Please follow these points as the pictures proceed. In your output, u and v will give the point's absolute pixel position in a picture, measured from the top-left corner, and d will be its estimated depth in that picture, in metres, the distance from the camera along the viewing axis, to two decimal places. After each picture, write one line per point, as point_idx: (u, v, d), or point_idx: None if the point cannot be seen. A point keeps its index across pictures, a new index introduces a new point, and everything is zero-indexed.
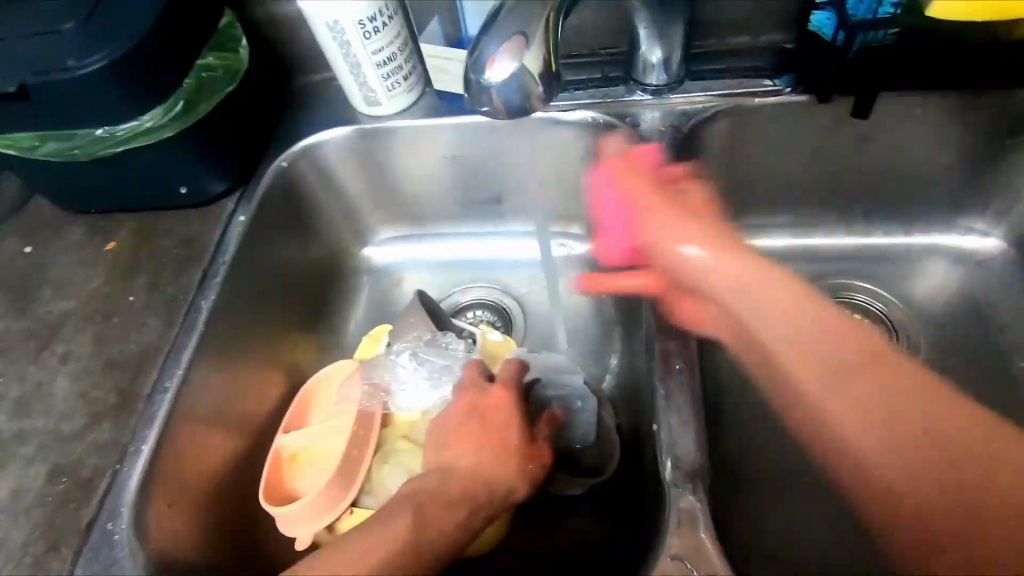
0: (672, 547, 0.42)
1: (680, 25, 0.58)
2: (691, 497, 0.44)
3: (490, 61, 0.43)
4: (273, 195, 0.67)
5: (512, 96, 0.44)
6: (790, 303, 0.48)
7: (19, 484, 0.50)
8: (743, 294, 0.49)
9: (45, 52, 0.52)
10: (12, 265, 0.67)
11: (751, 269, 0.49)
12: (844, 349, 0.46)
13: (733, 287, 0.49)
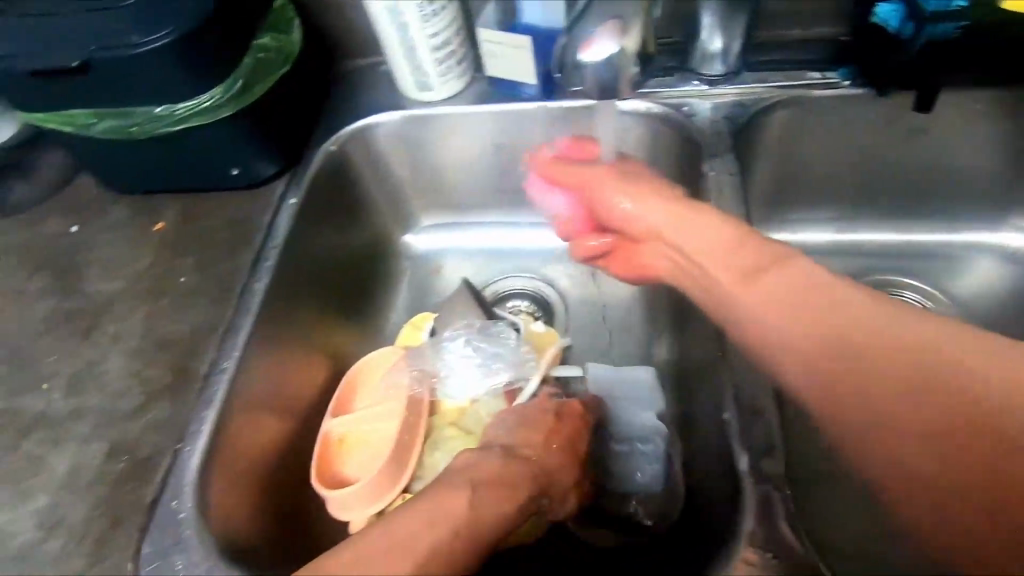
0: (753, 536, 0.41)
1: (745, 16, 0.58)
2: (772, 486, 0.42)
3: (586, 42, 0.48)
4: (321, 178, 0.67)
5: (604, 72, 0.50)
6: (813, 280, 0.45)
7: (78, 462, 0.50)
8: (741, 265, 0.47)
9: (110, 28, 0.52)
10: (57, 244, 0.66)
11: (720, 233, 0.49)
12: (849, 323, 0.44)
13: (681, 226, 0.50)
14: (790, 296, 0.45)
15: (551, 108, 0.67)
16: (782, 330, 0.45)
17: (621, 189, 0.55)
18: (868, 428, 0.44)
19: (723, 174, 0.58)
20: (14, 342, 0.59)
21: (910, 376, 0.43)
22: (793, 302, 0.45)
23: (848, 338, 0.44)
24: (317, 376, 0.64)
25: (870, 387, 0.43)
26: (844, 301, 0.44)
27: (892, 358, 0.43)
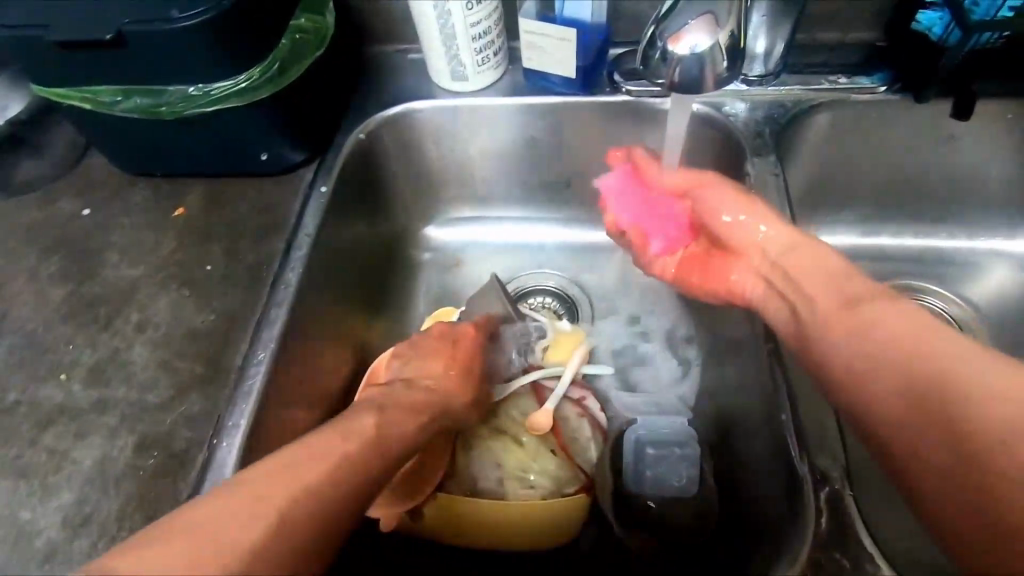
0: (818, 534, 0.42)
1: (789, 23, 0.60)
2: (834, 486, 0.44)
3: (676, 36, 0.44)
4: (351, 165, 0.65)
5: (693, 71, 0.45)
6: (915, 321, 0.42)
7: (105, 455, 0.48)
8: (841, 292, 0.47)
9: (147, 1, 0.49)
10: (69, 227, 0.63)
11: (825, 263, 0.49)
12: (934, 366, 0.40)
13: (788, 253, 0.51)
14: (884, 327, 0.43)
15: (587, 103, 0.66)
16: (866, 357, 0.43)
17: (730, 204, 0.54)
18: (919, 476, 0.40)
19: (766, 174, 0.58)
20: (27, 329, 0.56)
21: (980, 439, 0.37)
22: (887, 335, 0.42)
23: (926, 380, 0.40)
24: (344, 369, 0.63)
25: (932, 434, 0.39)
26: (932, 342, 0.40)
27: (968, 418, 0.38)
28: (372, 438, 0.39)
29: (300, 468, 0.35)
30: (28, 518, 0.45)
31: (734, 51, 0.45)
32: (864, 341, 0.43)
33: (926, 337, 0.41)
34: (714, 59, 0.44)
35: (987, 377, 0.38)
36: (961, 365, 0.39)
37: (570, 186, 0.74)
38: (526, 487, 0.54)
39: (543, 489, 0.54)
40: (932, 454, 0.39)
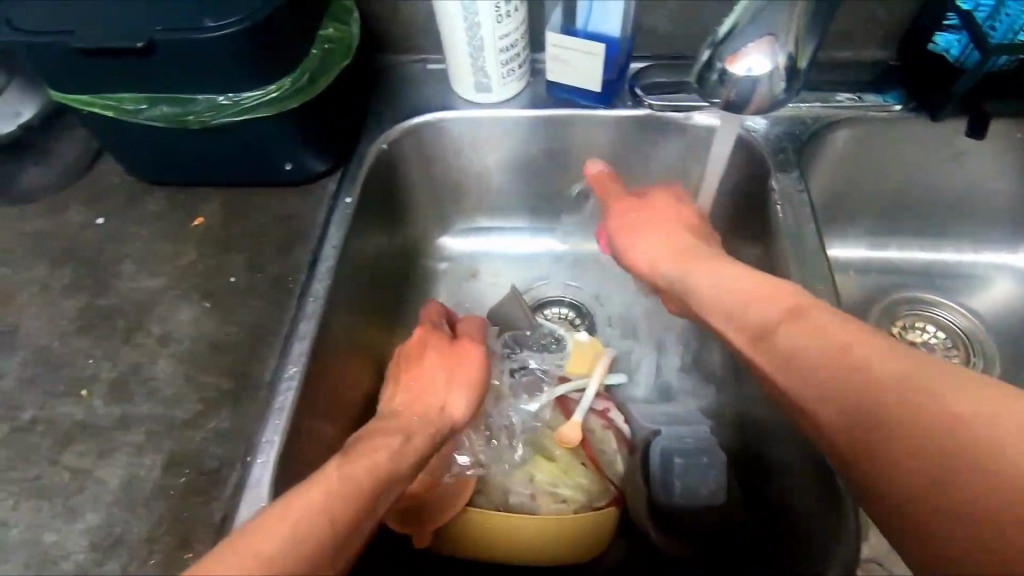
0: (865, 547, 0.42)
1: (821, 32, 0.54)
2: None
3: (733, 56, 0.48)
4: (373, 176, 0.65)
5: (749, 90, 0.48)
6: (843, 336, 0.38)
7: (132, 474, 0.46)
8: (750, 317, 0.43)
9: (180, 8, 0.49)
10: (80, 236, 0.61)
11: (723, 272, 0.47)
12: (865, 386, 0.35)
13: (679, 265, 0.51)
14: (803, 359, 0.39)
15: (610, 116, 0.66)
16: (806, 395, 0.38)
17: (666, 231, 0.54)
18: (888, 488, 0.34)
19: (791, 189, 0.59)
20: (41, 343, 0.54)
21: (938, 457, 0.31)
22: (809, 366, 0.38)
23: (861, 411, 0.35)
24: (366, 381, 0.62)
25: (888, 463, 0.33)
26: (870, 353, 0.36)
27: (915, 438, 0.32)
28: (349, 479, 0.39)
29: (279, 525, 0.34)
30: (53, 541, 0.44)
31: (789, 75, 0.49)
32: (795, 373, 0.39)
33: (852, 358, 0.36)
34: (770, 80, 0.47)
35: (956, 383, 0.33)
36: (887, 378, 0.35)
37: (589, 198, 0.74)
38: (559, 501, 0.54)
39: (576, 503, 0.54)
40: (896, 482, 0.33)
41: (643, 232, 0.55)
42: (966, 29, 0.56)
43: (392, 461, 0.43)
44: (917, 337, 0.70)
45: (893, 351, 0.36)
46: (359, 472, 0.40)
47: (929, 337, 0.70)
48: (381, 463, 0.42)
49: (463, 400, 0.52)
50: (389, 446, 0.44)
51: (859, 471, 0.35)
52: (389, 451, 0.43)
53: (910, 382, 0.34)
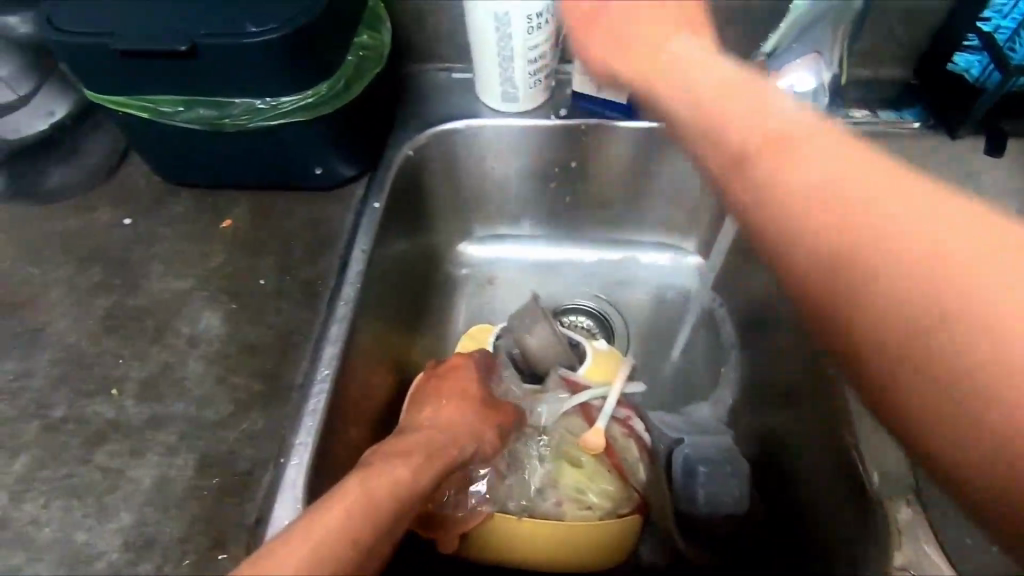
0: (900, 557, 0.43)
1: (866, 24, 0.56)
2: (906, 508, 0.44)
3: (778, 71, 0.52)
4: (400, 182, 0.65)
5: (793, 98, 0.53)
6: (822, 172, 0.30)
7: (165, 475, 0.46)
8: (730, 138, 0.34)
9: (223, 13, 0.49)
10: (107, 237, 0.61)
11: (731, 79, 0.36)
12: (850, 223, 0.29)
13: (666, 65, 0.38)
14: (784, 184, 0.31)
15: (634, 128, 0.67)
16: (777, 250, 0.31)
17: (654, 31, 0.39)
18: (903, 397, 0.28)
19: None
20: (70, 341, 0.54)
21: (929, 275, 0.27)
22: (775, 201, 0.31)
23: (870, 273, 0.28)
24: (390, 386, 0.62)
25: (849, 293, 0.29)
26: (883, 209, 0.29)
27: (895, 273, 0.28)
28: (367, 499, 0.39)
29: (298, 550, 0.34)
30: (86, 541, 0.44)
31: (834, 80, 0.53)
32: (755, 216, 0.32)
33: (844, 193, 0.30)
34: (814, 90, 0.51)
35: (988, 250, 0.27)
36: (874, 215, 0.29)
37: (610, 207, 0.74)
38: (584, 508, 0.54)
39: (600, 509, 0.54)
40: (879, 345, 0.28)
41: (611, 42, 0.41)
42: (986, 51, 0.58)
43: (410, 480, 0.43)
44: None
45: (901, 184, 0.29)
46: (376, 492, 0.40)
47: None
48: (400, 482, 0.42)
49: (487, 437, 0.54)
50: (410, 464, 0.44)
51: (826, 301, 0.29)
52: (407, 470, 0.44)
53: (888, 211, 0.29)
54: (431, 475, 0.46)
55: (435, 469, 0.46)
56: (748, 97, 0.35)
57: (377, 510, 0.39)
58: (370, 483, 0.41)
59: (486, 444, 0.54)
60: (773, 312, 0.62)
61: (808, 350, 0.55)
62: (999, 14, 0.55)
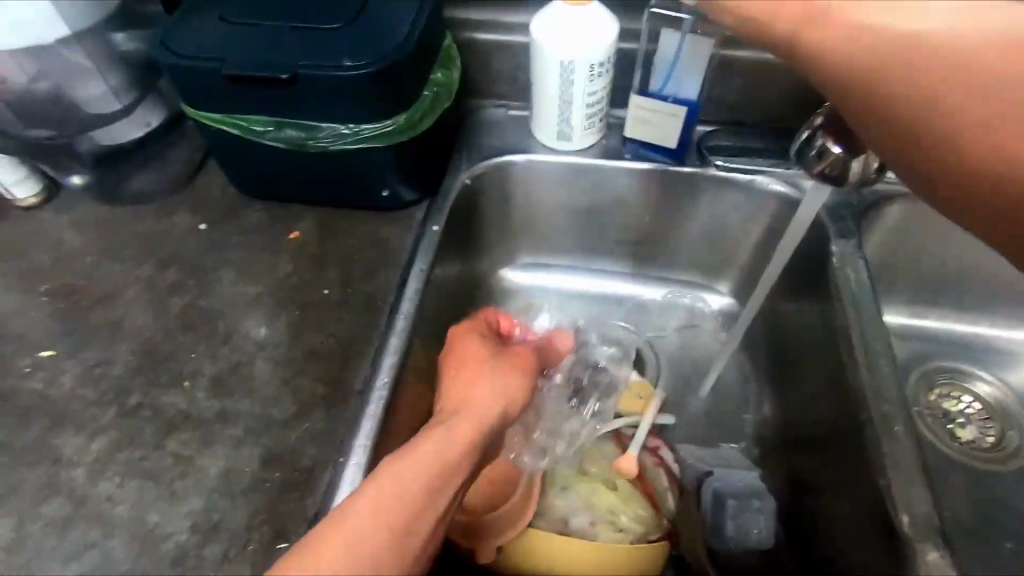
0: None
1: None
2: (933, 552, 0.46)
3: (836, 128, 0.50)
4: (456, 208, 0.70)
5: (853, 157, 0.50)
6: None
7: (232, 466, 0.49)
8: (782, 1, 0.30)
9: (321, 48, 0.55)
10: (184, 241, 0.66)
11: None
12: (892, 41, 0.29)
13: None
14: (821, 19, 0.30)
15: (677, 173, 0.71)
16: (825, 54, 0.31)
17: None
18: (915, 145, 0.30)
19: (849, 252, 0.63)
20: (148, 334, 0.58)
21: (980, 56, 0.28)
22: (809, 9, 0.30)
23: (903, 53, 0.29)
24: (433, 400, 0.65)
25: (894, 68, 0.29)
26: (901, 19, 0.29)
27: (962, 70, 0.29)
28: (398, 489, 0.41)
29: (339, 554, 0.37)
30: (157, 521, 0.47)
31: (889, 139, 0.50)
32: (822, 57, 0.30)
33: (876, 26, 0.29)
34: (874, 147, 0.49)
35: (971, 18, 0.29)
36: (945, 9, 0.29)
37: (647, 244, 0.78)
38: (615, 530, 0.56)
39: (631, 532, 0.56)
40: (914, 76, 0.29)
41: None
42: None
43: (446, 458, 0.44)
44: (954, 406, 0.75)
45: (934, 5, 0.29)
46: (408, 480, 0.41)
47: (964, 406, 0.75)
48: (436, 464, 0.43)
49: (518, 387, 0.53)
50: (444, 444, 0.45)
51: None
52: (438, 446, 0.44)
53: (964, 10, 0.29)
54: (466, 442, 0.46)
55: (474, 439, 0.46)
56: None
57: (414, 499, 0.41)
58: (399, 472, 0.41)
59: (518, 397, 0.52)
60: (807, 356, 0.64)
61: (839, 394, 0.58)
62: None
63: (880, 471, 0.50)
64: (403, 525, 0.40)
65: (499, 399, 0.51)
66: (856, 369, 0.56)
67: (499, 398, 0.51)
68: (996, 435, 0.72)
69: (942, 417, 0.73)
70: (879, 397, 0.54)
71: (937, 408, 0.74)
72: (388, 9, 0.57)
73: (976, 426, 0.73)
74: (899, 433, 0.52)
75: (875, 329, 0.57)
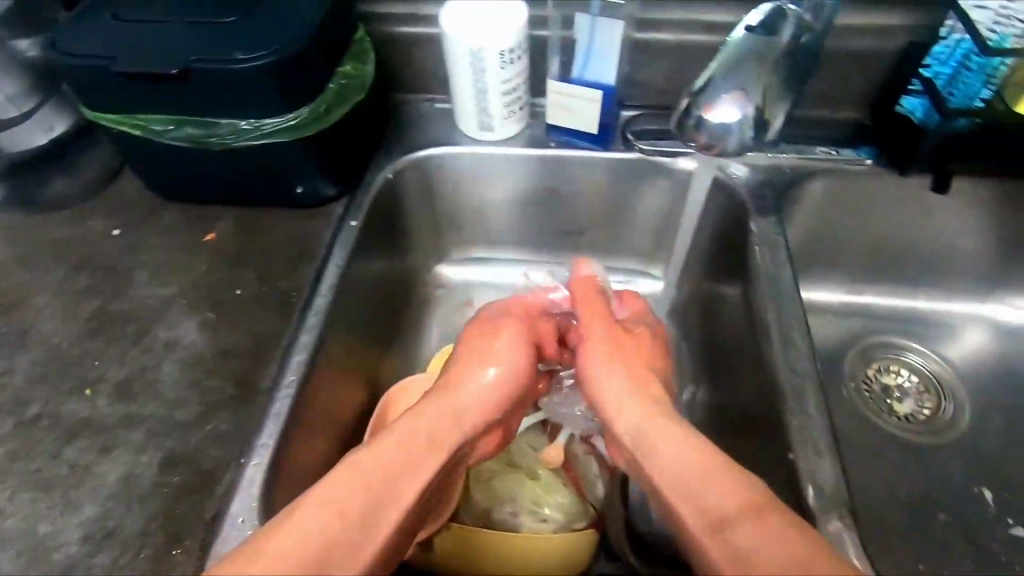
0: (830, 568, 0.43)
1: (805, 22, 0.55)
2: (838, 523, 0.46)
3: (710, 106, 0.55)
4: (379, 203, 0.68)
5: (726, 133, 0.55)
6: (674, 446, 0.45)
7: (130, 471, 0.48)
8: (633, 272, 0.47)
9: (213, 41, 0.53)
10: (98, 247, 0.64)
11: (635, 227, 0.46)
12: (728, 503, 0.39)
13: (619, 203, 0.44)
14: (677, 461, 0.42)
15: (603, 158, 0.71)
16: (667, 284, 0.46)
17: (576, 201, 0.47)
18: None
19: (769, 232, 0.62)
20: (52, 343, 0.56)
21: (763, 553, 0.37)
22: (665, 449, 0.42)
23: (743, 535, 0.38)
24: (359, 399, 0.63)
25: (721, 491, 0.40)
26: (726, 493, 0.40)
27: (719, 484, 0.41)
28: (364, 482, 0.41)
29: (300, 546, 0.37)
30: (48, 532, 0.45)
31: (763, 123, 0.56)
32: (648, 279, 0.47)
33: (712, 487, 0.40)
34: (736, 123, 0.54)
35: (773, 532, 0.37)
36: (663, 432, 0.46)
37: (580, 233, 0.78)
38: (539, 520, 0.55)
39: (555, 522, 0.55)
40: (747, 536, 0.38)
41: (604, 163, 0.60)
42: (927, 95, 0.61)
43: (408, 453, 0.44)
44: (892, 380, 0.73)
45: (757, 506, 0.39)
46: (370, 476, 0.42)
47: (903, 381, 0.73)
48: (400, 459, 0.44)
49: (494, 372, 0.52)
50: (409, 436, 0.46)
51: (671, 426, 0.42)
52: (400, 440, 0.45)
53: (657, 450, 0.45)
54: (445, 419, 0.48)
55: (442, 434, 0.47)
56: (644, 334, 0.57)
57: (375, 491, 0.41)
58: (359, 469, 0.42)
59: (494, 384, 0.52)
60: (737, 338, 0.63)
61: (760, 372, 0.57)
62: (937, 62, 0.61)
63: (790, 445, 0.50)
64: (355, 519, 0.40)
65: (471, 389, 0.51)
66: (773, 344, 0.55)
67: (466, 386, 0.51)
68: (932, 406, 0.71)
69: (879, 392, 0.72)
70: (793, 371, 0.53)
71: (874, 383, 0.73)
72: (286, 1, 0.56)
73: (912, 399, 0.72)
74: (811, 408, 0.51)
75: (792, 305, 0.57)
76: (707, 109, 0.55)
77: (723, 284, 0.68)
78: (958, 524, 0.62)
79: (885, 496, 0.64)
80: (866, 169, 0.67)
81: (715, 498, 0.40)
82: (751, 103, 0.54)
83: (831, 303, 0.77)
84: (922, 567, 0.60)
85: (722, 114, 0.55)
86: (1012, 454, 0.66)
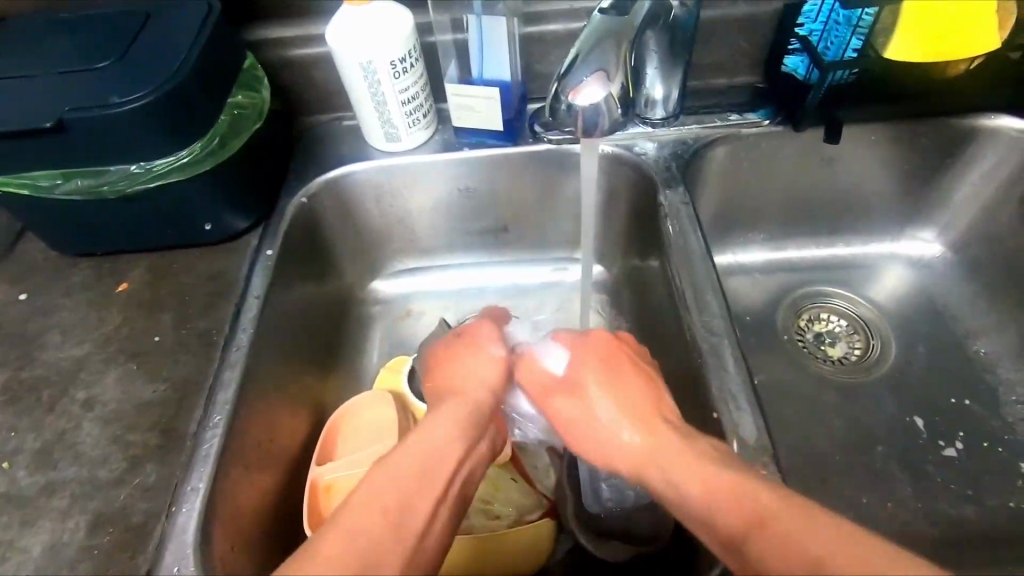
0: None
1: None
2: (762, 471, 0.47)
3: (577, 88, 0.49)
4: (295, 228, 0.68)
5: (595, 117, 0.50)
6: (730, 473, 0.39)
7: (56, 539, 0.47)
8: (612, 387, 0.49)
9: (86, 91, 0.52)
10: (5, 315, 0.62)
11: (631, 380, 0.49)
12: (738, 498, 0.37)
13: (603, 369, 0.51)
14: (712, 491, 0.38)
15: (514, 151, 0.71)
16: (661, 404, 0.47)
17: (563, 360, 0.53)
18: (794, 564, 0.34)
19: (678, 203, 0.64)
20: None
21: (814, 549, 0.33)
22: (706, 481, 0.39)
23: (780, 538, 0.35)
24: (301, 426, 0.63)
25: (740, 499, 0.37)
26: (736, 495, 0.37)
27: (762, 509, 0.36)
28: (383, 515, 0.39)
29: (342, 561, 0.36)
30: None
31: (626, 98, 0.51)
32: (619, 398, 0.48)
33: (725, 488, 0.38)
34: (609, 104, 0.49)
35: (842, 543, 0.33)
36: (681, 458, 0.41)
37: (507, 230, 0.79)
38: (492, 518, 0.56)
39: (508, 517, 0.56)
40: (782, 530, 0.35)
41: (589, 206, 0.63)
42: (806, 53, 0.65)
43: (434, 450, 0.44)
44: (823, 327, 0.76)
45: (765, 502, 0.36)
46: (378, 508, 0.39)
47: (832, 325, 0.76)
48: (427, 465, 0.42)
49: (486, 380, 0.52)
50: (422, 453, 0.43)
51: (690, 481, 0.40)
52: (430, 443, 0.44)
53: (697, 506, 0.39)
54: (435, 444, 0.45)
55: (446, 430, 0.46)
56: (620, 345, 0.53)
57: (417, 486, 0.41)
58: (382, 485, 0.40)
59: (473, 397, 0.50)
60: (662, 309, 0.65)
61: (683, 340, 0.59)
62: (810, 19, 0.65)
63: (714, 404, 0.52)
64: (396, 521, 0.38)
65: (461, 383, 0.52)
66: (690, 309, 0.57)
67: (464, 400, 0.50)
68: (861, 346, 0.74)
69: (812, 341, 0.75)
70: (708, 333, 0.55)
71: (807, 333, 0.75)
72: (160, 41, 0.56)
73: (843, 342, 0.74)
74: (728, 367, 0.53)
75: (702, 270, 0.59)
76: (574, 93, 0.49)
77: (645, 258, 0.70)
78: (890, 452, 0.65)
79: (825, 438, 0.67)
80: (761, 131, 0.69)
81: (720, 517, 0.37)
82: (617, 80, 0.50)
83: (756, 262, 0.80)
84: (863, 499, 0.62)
85: (590, 96, 0.49)
86: (936, 379, 0.70)
